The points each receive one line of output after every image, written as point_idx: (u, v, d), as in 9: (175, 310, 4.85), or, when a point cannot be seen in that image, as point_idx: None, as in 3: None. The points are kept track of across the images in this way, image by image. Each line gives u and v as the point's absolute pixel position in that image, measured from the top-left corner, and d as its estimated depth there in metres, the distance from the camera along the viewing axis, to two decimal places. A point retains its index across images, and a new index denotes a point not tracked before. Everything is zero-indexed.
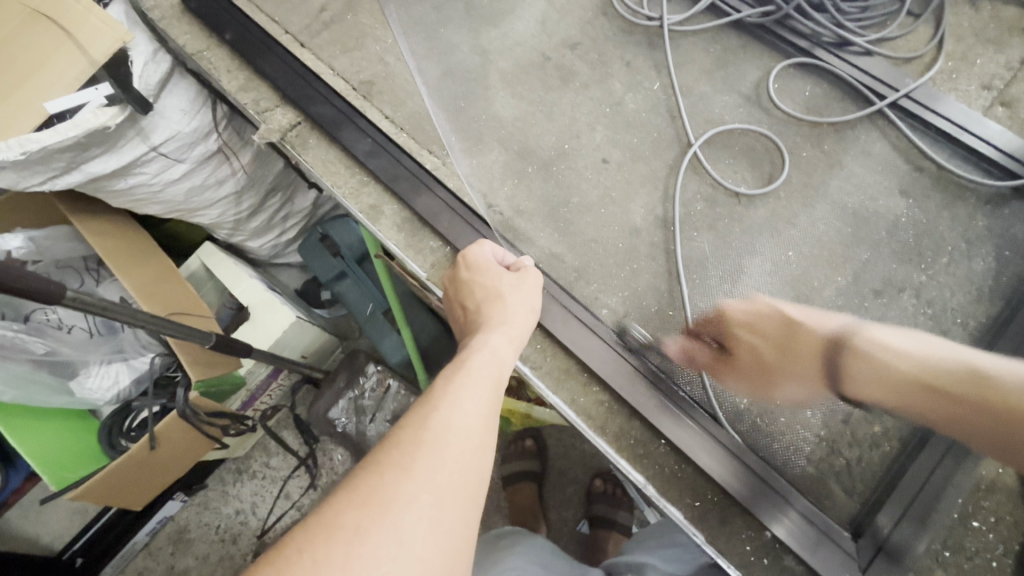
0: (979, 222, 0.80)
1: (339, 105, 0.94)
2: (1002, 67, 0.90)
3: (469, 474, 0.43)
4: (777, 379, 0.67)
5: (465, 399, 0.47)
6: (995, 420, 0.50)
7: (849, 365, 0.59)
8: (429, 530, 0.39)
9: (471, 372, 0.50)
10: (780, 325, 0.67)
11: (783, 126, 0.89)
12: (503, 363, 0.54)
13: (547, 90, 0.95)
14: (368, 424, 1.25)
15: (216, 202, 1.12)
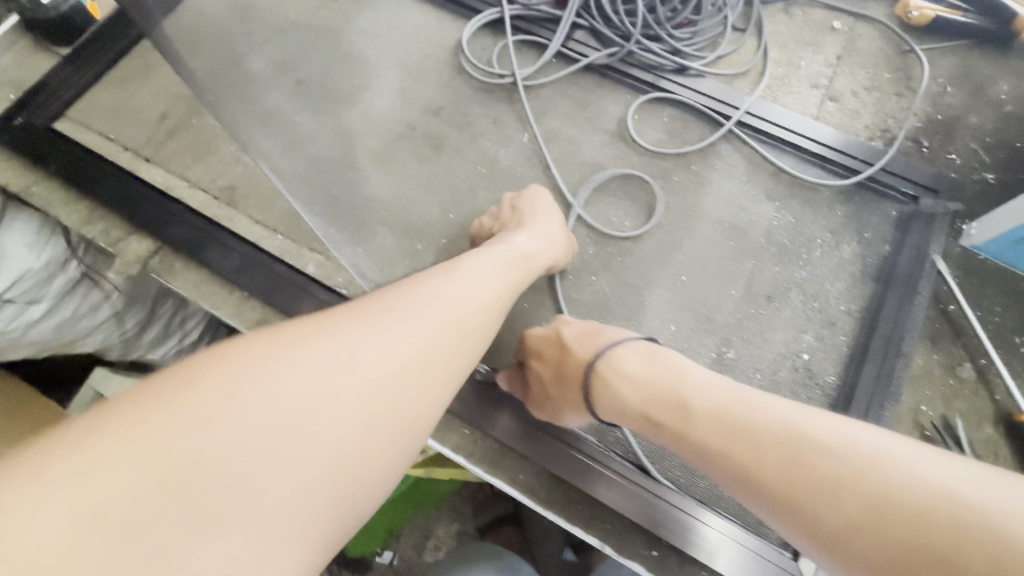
0: (837, 213, 0.88)
1: (199, 222, 0.87)
2: (824, 65, 0.99)
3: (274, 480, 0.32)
4: (557, 405, 0.63)
5: (290, 406, 0.34)
6: (712, 449, 0.46)
7: (603, 389, 0.56)
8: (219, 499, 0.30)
9: (324, 368, 0.36)
10: (553, 350, 0.63)
11: (650, 155, 0.93)
12: (391, 355, 0.39)
13: (420, 162, 0.94)
14: None
15: (92, 330, 0.93)
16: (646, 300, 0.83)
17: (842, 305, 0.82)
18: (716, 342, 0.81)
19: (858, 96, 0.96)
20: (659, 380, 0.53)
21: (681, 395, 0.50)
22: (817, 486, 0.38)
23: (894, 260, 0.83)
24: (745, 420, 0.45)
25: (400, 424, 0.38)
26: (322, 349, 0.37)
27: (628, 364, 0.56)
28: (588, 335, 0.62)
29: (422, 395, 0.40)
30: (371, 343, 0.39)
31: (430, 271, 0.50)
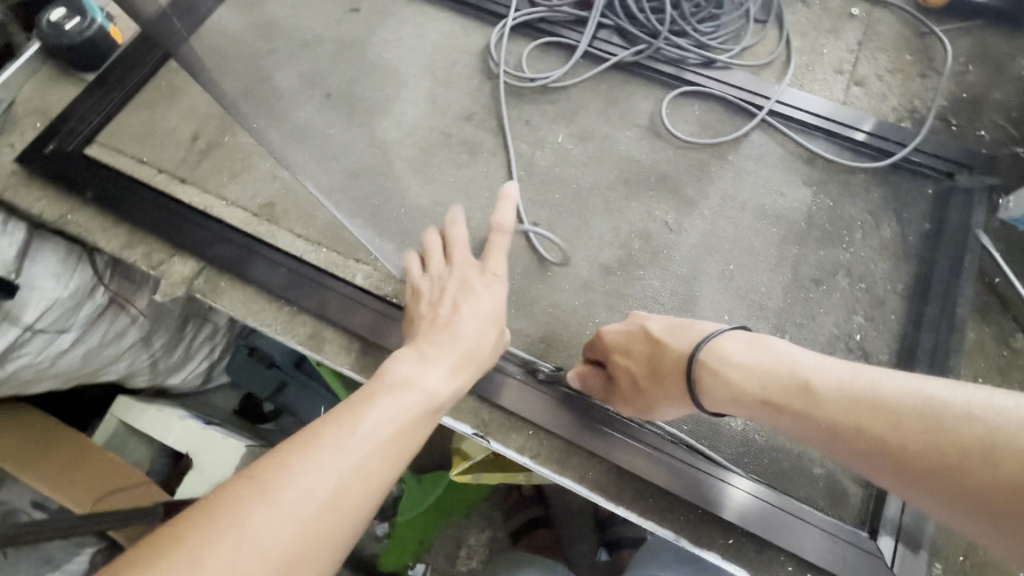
0: (874, 194, 0.89)
1: (240, 240, 0.87)
2: (846, 51, 1.00)
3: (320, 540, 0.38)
4: (650, 399, 0.62)
5: (257, 531, 0.35)
6: (846, 430, 0.46)
7: (711, 377, 0.55)
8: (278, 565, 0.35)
9: (290, 483, 0.38)
10: (642, 345, 0.62)
11: (684, 148, 0.93)
12: (342, 459, 0.40)
13: (458, 168, 0.94)
14: (355, 528, 1.26)
15: (121, 354, 0.92)
16: (696, 291, 0.84)
17: (889, 284, 0.83)
18: (769, 328, 0.81)
19: (883, 79, 0.97)
20: (772, 367, 0.52)
21: (803, 379, 0.50)
22: (964, 456, 0.39)
23: (937, 237, 0.85)
24: (876, 398, 0.45)
25: (382, 476, 0.43)
26: (287, 468, 0.39)
27: (732, 349, 0.55)
28: (678, 327, 0.61)
29: (361, 501, 0.41)
30: (316, 459, 0.40)
31: (389, 368, 0.52)
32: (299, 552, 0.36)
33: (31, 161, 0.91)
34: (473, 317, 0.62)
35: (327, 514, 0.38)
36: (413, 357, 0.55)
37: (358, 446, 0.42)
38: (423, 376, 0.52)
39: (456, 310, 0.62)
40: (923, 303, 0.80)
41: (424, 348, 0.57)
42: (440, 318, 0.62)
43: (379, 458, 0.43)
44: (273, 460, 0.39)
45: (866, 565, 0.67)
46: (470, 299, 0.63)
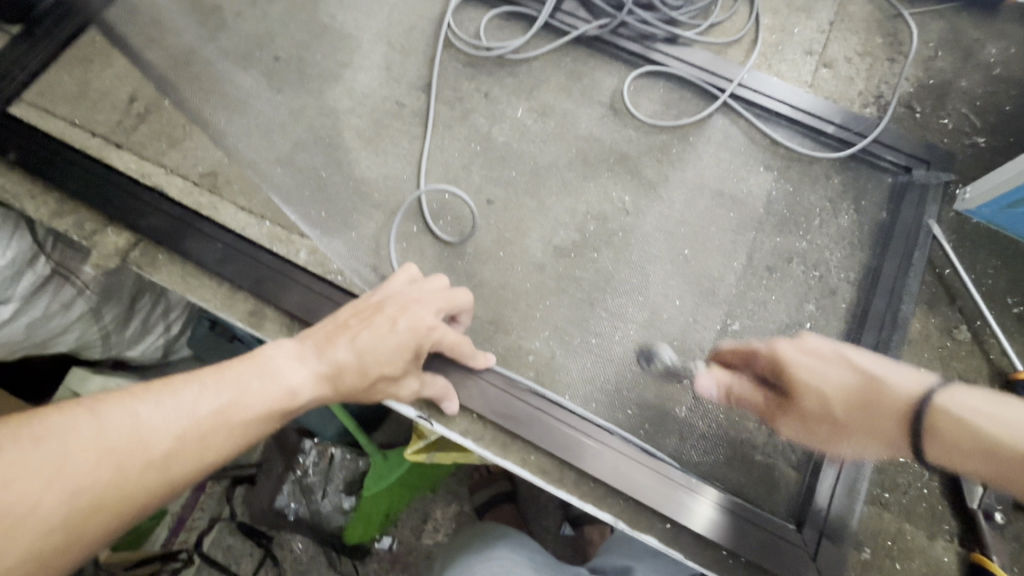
0: (835, 180, 0.88)
1: (175, 211, 0.82)
2: (817, 31, 0.97)
3: (106, 480, 0.40)
4: (842, 432, 0.61)
5: (74, 463, 0.39)
6: None
7: (947, 420, 0.49)
8: (51, 484, 0.38)
9: (119, 426, 0.42)
10: (838, 368, 0.59)
11: (645, 128, 0.91)
12: (175, 424, 0.43)
13: (411, 140, 0.90)
14: (320, 500, 1.22)
15: (68, 328, 0.87)
16: (650, 275, 0.83)
17: (842, 273, 0.83)
18: (720, 315, 0.81)
19: (852, 62, 0.95)
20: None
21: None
22: None
23: (892, 226, 0.84)
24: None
25: (200, 445, 0.44)
26: (126, 414, 0.42)
27: (964, 398, 0.49)
28: (835, 379, 0.59)
29: (184, 465, 0.44)
30: (152, 412, 0.43)
31: (264, 351, 0.51)
32: (108, 498, 0.40)
33: None
34: (357, 350, 0.55)
35: (141, 470, 0.42)
36: (296, 348, 0.53)
37: (197, 415, 0.45)
38: (295, 368, 0.51)
39: (353, 335, 0.56)
40: (871, 292, 0.80)
41: (315, 344, 0.55)
42: (330, 334, 0.56)
43: (218, 432, 0.45)
44: (117, 403, 0.43)
45: (789, 556, 0.67)
46: (364, 333, 0.56)
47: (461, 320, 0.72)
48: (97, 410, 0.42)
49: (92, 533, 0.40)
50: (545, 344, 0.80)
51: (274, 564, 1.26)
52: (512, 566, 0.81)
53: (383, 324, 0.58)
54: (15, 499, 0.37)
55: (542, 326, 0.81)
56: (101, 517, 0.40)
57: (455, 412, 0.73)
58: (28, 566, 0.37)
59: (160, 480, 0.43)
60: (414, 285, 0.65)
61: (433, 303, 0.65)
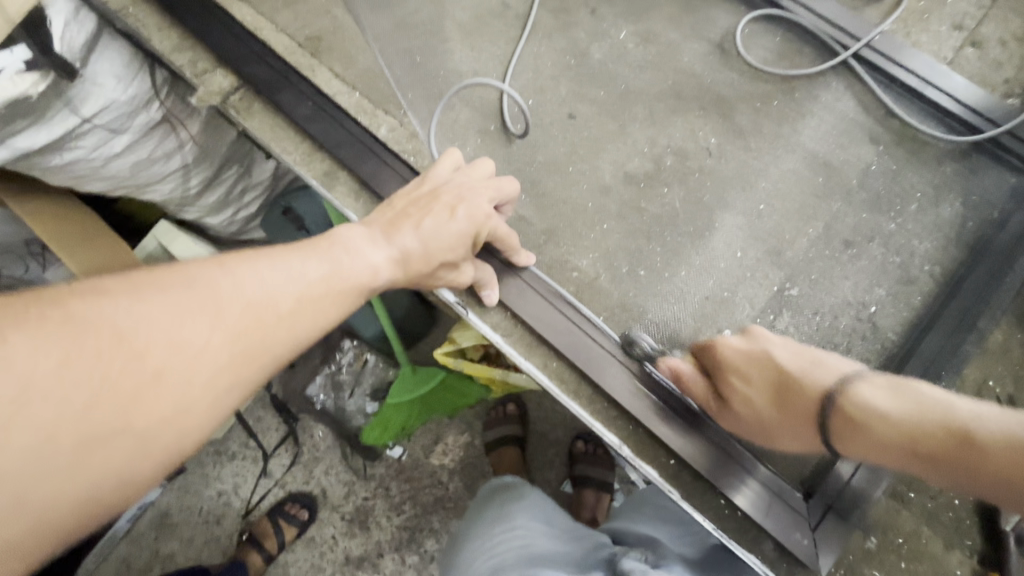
0: (947, 168, 0.80)
1: (276, 64, 0.87)
2: (973, 6, 0.87)
3: (250, 332, 0.40)
4: (774, 433, 0.62)
5: (223, 312, 0.39)
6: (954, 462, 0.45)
7: (835, 409, 0.55)
8: (206, 332, 0.38)
9: (251, 283, 0.41)
10: (765, 370, 0.62)
11: (750, 75, 0.86)
12: (297, 285, 0.43)
13: (507, 42, 0.90)
14: (346, 399, 1.31)
15: (165, 176, 1.01)
16: (718, 222, 0.80)
17: (927, 264, 0.77)
18: (780, 277, 0.77)
19: (1005, 46, 0.85)
20: (912, 407, 0.50)
21: (925, 408, 0.49)
22: None
23: (998, 229, 0.76)
24: (943, 413, 0.48)
25: (321, 306, 0.45)
26: (253, 271, 0.42)
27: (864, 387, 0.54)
28: (769, 374, 0.61)
29: (312, 325, 0.44)
30: (274, 271, 0.43)
31: (341, 233, 0.52)
32: (253, 348, 0.41)
33: None
34: (422, 239, 0.56)
35: (276, 325, 0.41)
36: (366, 234, 0.53)
37: (311, 279, 0.45)
38: (373, 251, 0.51)
39: (418, 224, 0.57)
40: (954, 290, 0.74)
41: (382, 230, 0.55)
42: (394, 222, 0.57)
43: (330, 296, 0.45)
44: (241, 259, 0.42)
45: (788, 520, 0.64)
46: (426, 221, 0.57)
47: (504, 211, 0.73)
48: (223, 266, 0.42)
49: (244, 385, 0.40)
50: (593, 265, 0.79)
51: (295, 442, 1.36)
52: (529, 535, 0.82)
53: (442, 212, 0.59)
54: (175, 342, 0.37)
55: (594, 248, 0.80)
56: (250, 369, 0.40)
57: (493, 304, 0.73)
58: (198, 409, 0.38)
59: (292, 335, 0.43)
60: (460, 171, 0.66)
61: (485, 191, 0.64)
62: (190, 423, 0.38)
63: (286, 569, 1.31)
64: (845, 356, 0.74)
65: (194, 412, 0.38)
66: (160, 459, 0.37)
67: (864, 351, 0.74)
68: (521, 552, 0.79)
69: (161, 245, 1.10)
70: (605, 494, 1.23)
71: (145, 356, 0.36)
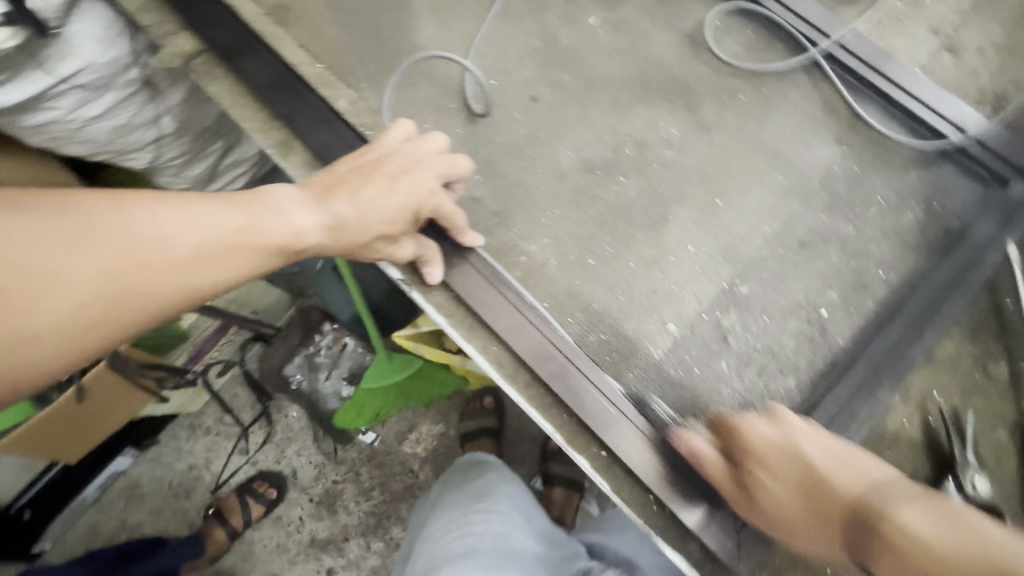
0: (911, 175, 0.78)
1: (239, 29, 0.85)
2: (954, 11, 0.85)
3: (131, 272, 0.42)
4: (789, 534, 0.51)
5: (110, 248, 0.42)
6: None
7: (877, 538, 0.43)
8: (86, 261, 0.41)
9: (145, 224, 0.43)
10: (796, 466, 0.51)
11: (719, 68, 0.84)
12: (194, 234, 0.44)
13: (477, 21, 0.88)
14: (323, 381, 1.29)
15: (146, 144, 1.02)
16: (673, 215, 0.78)
17: (882, 270, 0.75)
18: (731, 274, 0.76)
19: (982, 53, 0.83)
20: (965, 547, 0.38)
21: (974, 542, 0.39)
22: None
23: (959, 238, 0.74)
24: (993, 550, 0.38)
25: (219, 262, 0.46)
26: (149, 215, 0.43)
27: (919, 516, 0.42)
28: (830, 469, 0.50)
29: (201, 275, 0.45)
30: (173, 218, 0.44)
31: (269, 189, 0.51)
32: (136, 287, 0.42)
33: None
34: (359, 208, 0.54)
35: (161, 269, 0.43)
36: (297, 195, 0.52)
37: (214, 230, 0.46)
38: (300, 212, 0.51)
39: (355, 192, 0.55)
40: (906, 300, 0.72)
41: (316, 194, 0.54)
42: (330, 188, 0.55)
43: (233, 252, 0.46)
44: (144, 201, 0.44)
45: (718, 522, 0.61)
46: (365, 189, 0.56)
47: (456, 189, 0.71)
48: (125, 203, 0.43)
49: (121, 319, 0.42)
50: (541, 250, 0.78)
51: (268, 422, 1.36)
52: (511, 524, 0.82)
53: (383, 183, 0.57)
54: (59, 268, 0.40)
55: (545, 233, 0.78)
56: (127, 305, 0.42)
57: (437, 283, 0.71)
58: (68, 334, 0.41)
59: (182, 283, 0.44)
60: (410, 144, 0.64)
61: (435, 166, 0.63)
62: (58, 345, 0.41)
63: (252, 546, 1.30)
64: (790, 358, 0.72)
65: (65, 332, 0.41)
66: (29, 369, 0.40)
67: (811, 355, 0.72)
68: (497, 539, 0.79)
69: None
70: (574, 494, 1.21)
71: (24, 274, 0.39)
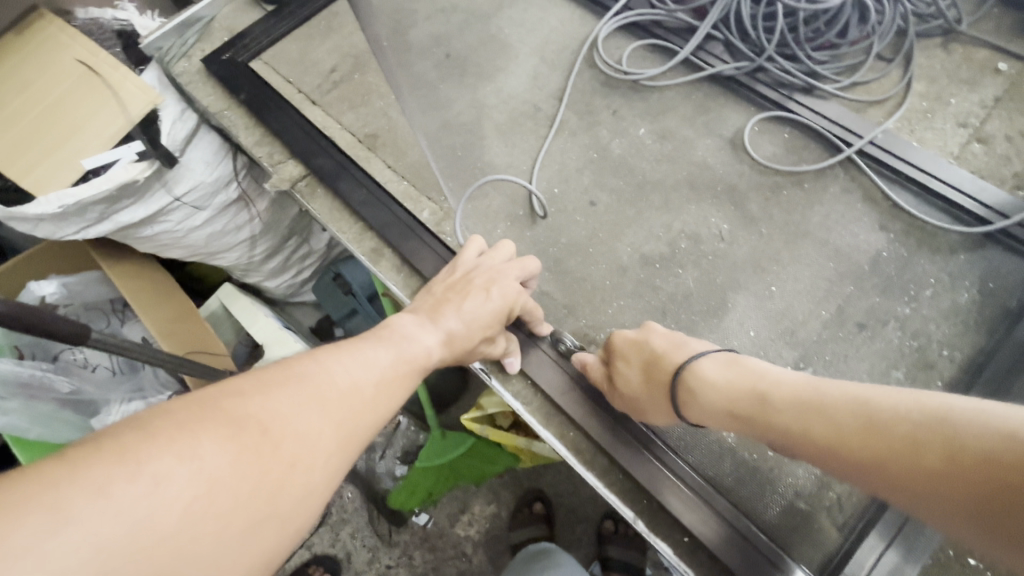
0: (960, 256, 0.83)
1: (338, 156, 1.00)
2: (977, 105, 0.92)
3: (352, 415, 0.46)
4: (644, 410, 0.69)
5: (333, 398, 0.45)
6: (867, 450, 0.45)
7: (685, 395, 0.63)
8: (321, 415, 0.44)
9: (342, 373, 0.48)
10: (642, 355, 0.69)
11: (760, 168, 0.93)
12: (373, 373, 0.50)
13: (538, 137, 1.02)
14: (378, 461, 1.39)
15: (235, 245, 1.18)
16: (731, 302, 0.84)
17: (947, 349, 0.77)
18: (794, 356, 0.80)
19: (1011, 141, 0.89)
20: (737, 379, 0.59)
21: (751, 381, 0.58)
22: (909, 439, 0.42)
23: (1017, 318, 0.77)
24: (772, 390, 0.56)
25: (394, 390, 0.52)
26: (339, 364, 0.49)
27: (717, 367, 0.62)
28: (673, 345, 0.68)
29: (388, 404, 0.50)
30: (355, 364, 0.50)
31: (393, 321, 0.60)
32: (356, 426, 0.46)
33: (211, 63, 1.10)
34: (464, 321, 0.64)
35: (366, 406, 0.48)
36: (417, 321, 0.62)
37: (383, 366, 0.52)
38: (425, 334, 0.60)
39: (459, 305, 0.65)
40: (974, 380, 0.74)
41: (427, 314, 0.64)
42: (437, 306, 0.65)
43: (399, 379, 0.53)
44: (327, 355, 0.49)
45: None
46: (466, 303, 0.65)
47: (530, 285, 0.79)
48: (316, 359, 0.48)
49: (345, 466, 0.45)
50: (609, 337, 0.84)
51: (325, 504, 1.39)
52: None
53: (479, 294, 0.67)
54: (303, 429, 0.42)
55: (611, 322, 0.85)
56: (349, 450, 0.45)
57: (516, 371, 0.78)
58: (322, 486, 0.42)
59: (378, 414, 0.49)
60: (486, 256, 0.74)
61: (512, 271, 0.72)
62: (318, 499, 0.42)
63: None
64: None
65: (316, 491, 0.42)
66: (285, 544, 0.40)
67: None
68: None
69: (222, 304, 1.28)
70: None
71: (287, 445, 0.40)
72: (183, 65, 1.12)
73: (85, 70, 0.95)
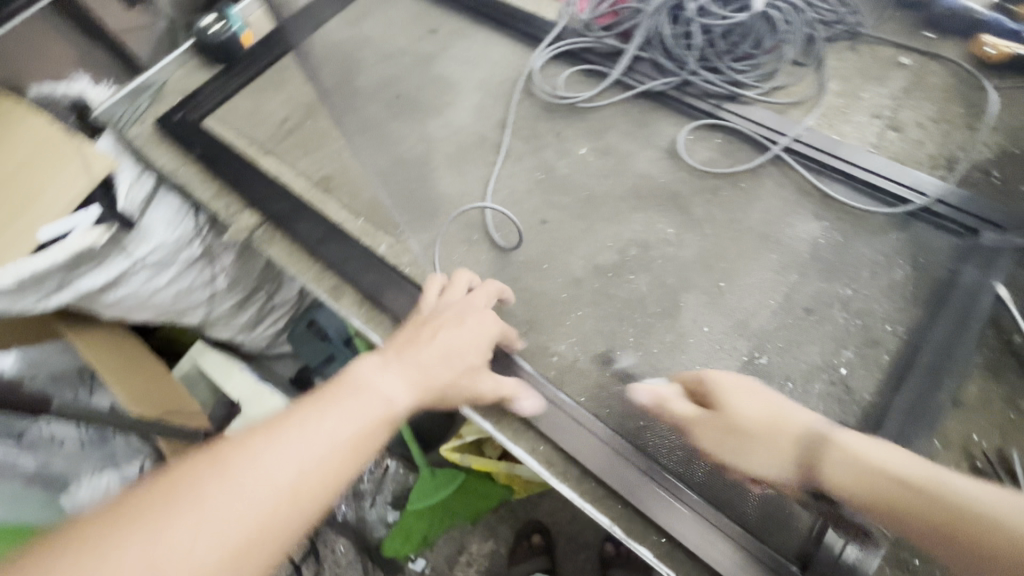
0: (891, 235, 0.87)
1: (293, 200, 1.02)
2: (887, 98, 0.99)
3: (288, 504, 0.42)
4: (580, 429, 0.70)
5: (259, 488, 0.41)
6: (879, 493, 0.48)
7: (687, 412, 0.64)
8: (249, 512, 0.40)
9: (280, 453, 0.43)
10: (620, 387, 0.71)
11: (698, 173, 0.98)
12: (322, 444, 0.45)
13: (487, 165, 1.06)
14: (368, 508, 1.33)
15: (202, 301, 1.18)
16: (683, 302, 0.87)
17: (890, 324, 0.81)
18: (749, 347, 0.82)
19: (922, 127, 0.96)
20: (766, 415, 0.59)
21: (774, 415, 0.59)
22: (933, 496, 0.45)
23: (950, 287, 0.81)
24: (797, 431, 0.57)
25: (350, 457, 0.47)
26: (280, 443, 0.44)
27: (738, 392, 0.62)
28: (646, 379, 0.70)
29: (341, 477, 0.46)
30: (300, 438, 0.45)
31: (355, 366, 0.56)
32: (294, 515, 0.42)
33: (163, 123, 1.12)
34: (437, 359, 0.62)
35: (310, 489, 0.43)
36: (385, 362, 0.58)
37: (336, 434, 0.47)
38: (391, 382, 0.55)
39: (431, 342, 0.64)
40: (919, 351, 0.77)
41: (394, 355, 0.60)
42: (404, 346, 0.62)
43: (358, 443, 0.48)
44: (270, 428, 0.45)
45: None
46: (440, 338, 0.65)
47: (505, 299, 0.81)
48: (253, 440, 0.43)
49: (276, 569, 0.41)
50: (572, 348, 0.85)
51: (315, 560, 1.30)
52: None
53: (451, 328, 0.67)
54: (220, 534, 0.39)
55: (571, 333, 0.87)
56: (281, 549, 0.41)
57: (532, 410, 0.76)
58: None
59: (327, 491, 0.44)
60: (448, 291, 0.76)
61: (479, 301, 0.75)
62: None
63: None
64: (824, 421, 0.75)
65: None
66: None
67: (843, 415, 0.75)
68: None
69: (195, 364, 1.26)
70: None
71: (197, 556, 0.38)
72: (134, 129, 1.13)
73: (39, 141, 0.97)
